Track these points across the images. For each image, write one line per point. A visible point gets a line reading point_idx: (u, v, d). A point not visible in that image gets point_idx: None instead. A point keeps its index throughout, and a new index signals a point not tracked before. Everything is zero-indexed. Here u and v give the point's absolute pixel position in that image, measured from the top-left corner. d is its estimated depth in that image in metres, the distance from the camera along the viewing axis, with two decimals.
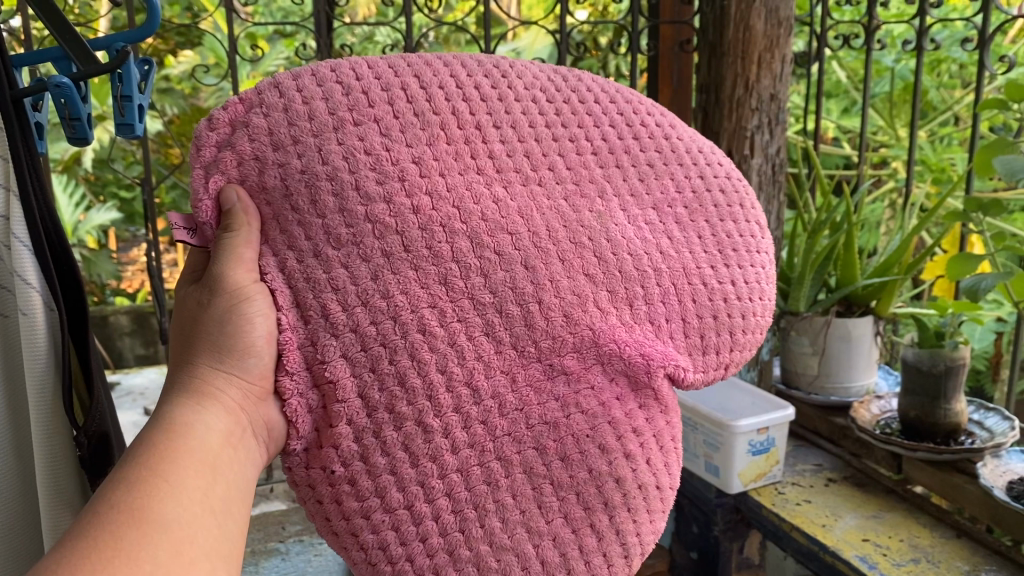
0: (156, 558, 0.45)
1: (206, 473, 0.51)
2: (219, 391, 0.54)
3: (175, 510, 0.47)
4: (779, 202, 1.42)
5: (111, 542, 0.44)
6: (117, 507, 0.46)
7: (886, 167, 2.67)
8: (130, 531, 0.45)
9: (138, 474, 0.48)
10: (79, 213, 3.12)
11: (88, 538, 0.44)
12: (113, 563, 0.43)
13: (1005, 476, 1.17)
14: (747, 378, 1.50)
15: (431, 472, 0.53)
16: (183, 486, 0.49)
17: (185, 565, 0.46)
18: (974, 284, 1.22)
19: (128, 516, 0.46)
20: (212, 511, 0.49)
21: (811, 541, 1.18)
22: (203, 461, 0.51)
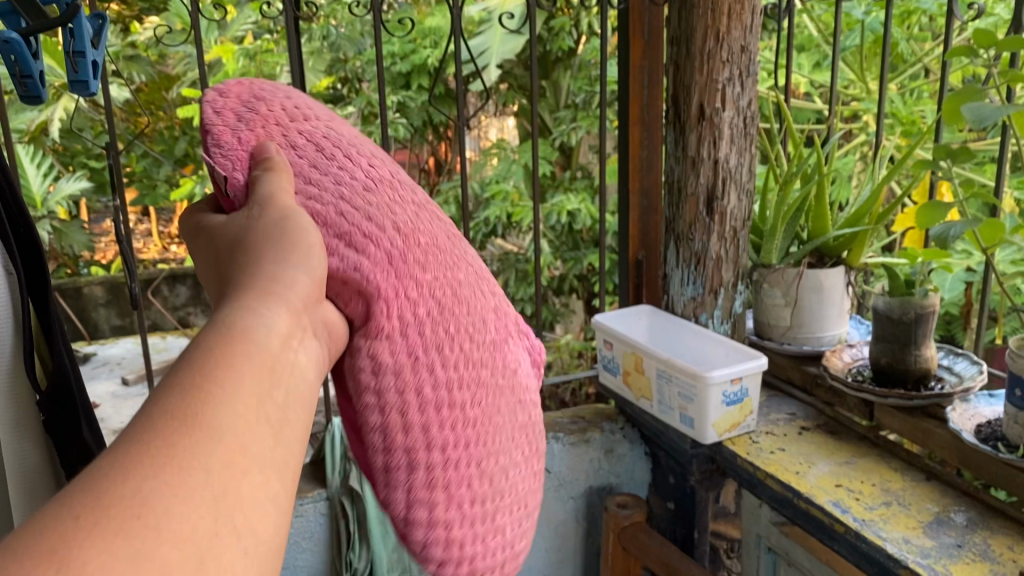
0: (210, 465, 0.35)
1: (264, 377, 0.39)
2: (277, 289, 0.43)
3: (230, 418, 0.37)
4: (751, 153, 1.42)
5: (161, 451, 0.34)
6: (168, 412, 0.36)
7: (857, 120, 2.69)
8: (177, 439, 0.35)
9: (189, 374, 0.38)
10: (48, 184, 3.06)
11: (135, 443, 0.34)
12: (163, 471, 0.34)
13: (973, 419, 1.19)
14: (721, 331, 1.51)
15: (479, 373, 0.50)
16: (240, 392, 0.38)
17: (240, 476, 0.36)
18: (944, 232, 1.23)
19: (181, 422, 0.35)
20: (269, 422, 0.38)
21: (786, 488, 1.20)
22: (266, 360, 0.40)
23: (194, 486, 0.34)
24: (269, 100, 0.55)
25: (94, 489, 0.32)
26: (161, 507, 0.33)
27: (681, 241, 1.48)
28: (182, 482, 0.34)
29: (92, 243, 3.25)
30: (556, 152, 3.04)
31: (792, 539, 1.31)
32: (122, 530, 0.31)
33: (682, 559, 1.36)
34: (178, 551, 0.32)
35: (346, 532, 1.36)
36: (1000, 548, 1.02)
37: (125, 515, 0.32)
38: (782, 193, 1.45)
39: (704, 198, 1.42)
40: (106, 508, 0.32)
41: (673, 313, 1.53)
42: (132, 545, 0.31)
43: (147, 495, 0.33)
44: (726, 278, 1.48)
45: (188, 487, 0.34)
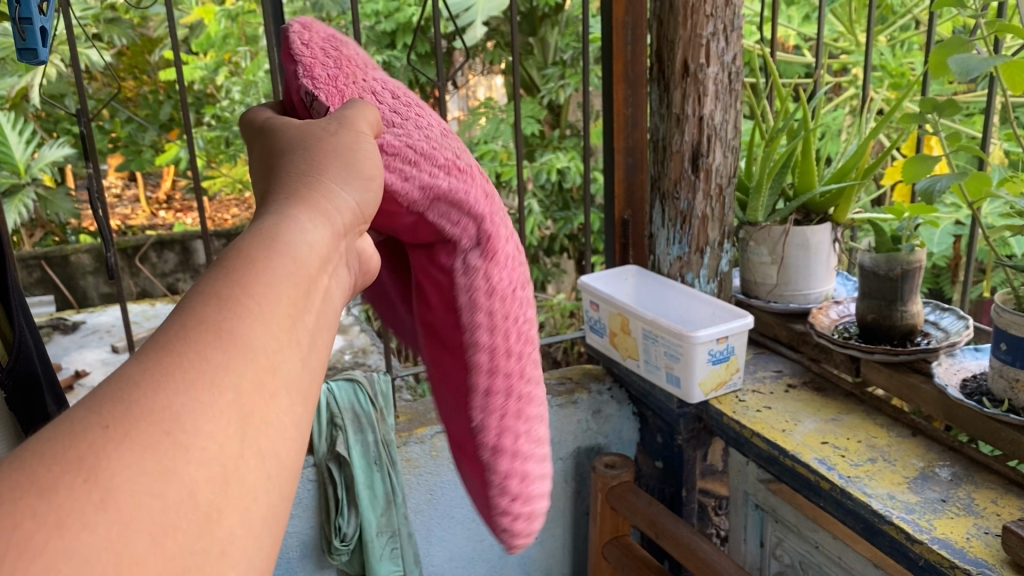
0: (240, 384, 0.34)
1: (299, 301, 0.39)
2: (313, 210, 0.43)
3: (263, 336, 0.36)
4: (736, 109, 1.40)
5: (187, 356, 0.33)
6: (200, 320, 0.35)
7: (847, 74, 2.66)
8: (213, 355, 0.34)
9: (226, 287, 0.37)
10: (32, 151, 3.01)
11: (161, 349, 0.33)
12: (201, 386, 0.33)
13: (959, 374, 1.19)
14: (708, 290, 1.51)
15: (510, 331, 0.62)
16: (275, 308, 0.37)
17: (267, 398, 0.35)
18: (930, 186, 1.21)
19: (211, 332, 0.35)
20: (297, 343, 0.38)
21: (773, 446, 1.19)
22: (302, 278, 0.39)
23: (224, 405, 0.33)
24: (331, 45, 0.60)
25: (124, 399, 0.31)
26: (190, 422, 0.32)
27: (667, 200, 1.46)
28: (214, 397, 0.33)
29: (78, 209, 3.21)
30: (545, 111, 3.01)
31: (780, 497, 1.31)
32: (152, 445, 0.31)
33: (670, 518, 1.37)
34: (203, 469, 0.31)
35: (334, 499, 1.36)
36: (983, 502, 1.02)
37: (154, 431, 0.31)
38: (768, 149, 1.44)
39: (689, 155, 1.40)
40: (135, 418, 0.31)
41: (660, 272, 1.52)
42: (159, 460, 0.30)
43: (179, 408, 0.32)
44: (712, 237, 1.46)
45: (219, 405, 0.33)
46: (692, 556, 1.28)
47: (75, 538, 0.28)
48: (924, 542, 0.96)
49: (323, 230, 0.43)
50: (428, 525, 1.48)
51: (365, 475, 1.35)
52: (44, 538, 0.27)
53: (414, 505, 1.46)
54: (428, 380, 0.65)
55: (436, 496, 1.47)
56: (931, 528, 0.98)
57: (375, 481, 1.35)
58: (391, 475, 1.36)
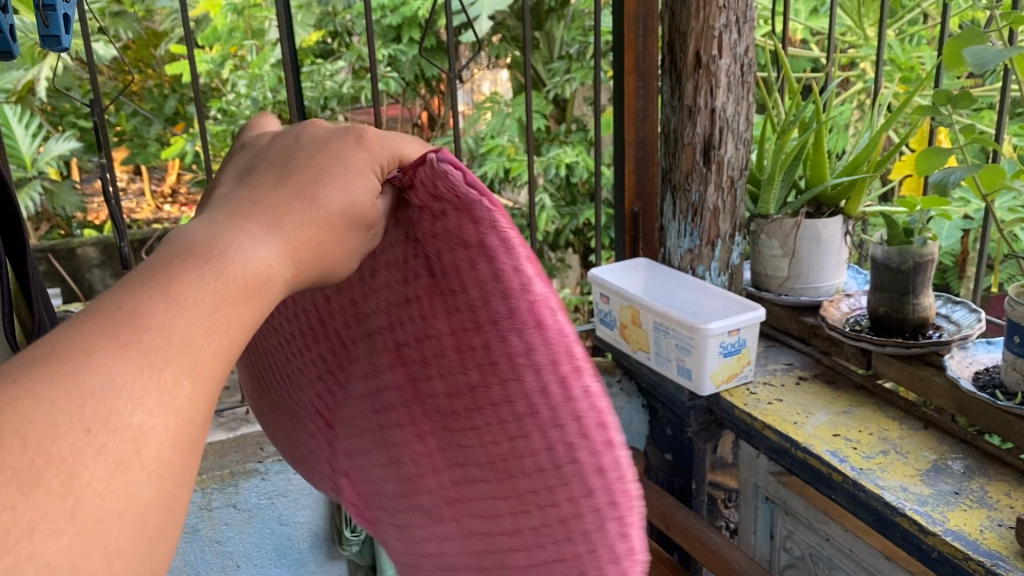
0: (196, 417, 0.39)
1: (248, 321, 0.44)
2: (290, 229, 0.48)
3: (220, 370, 0.41)
4: (748, 102, 1.40)
5: (142, 359, 0.38)
6: (158, 332, 0.39)
7: (855, 68, 2.66)
8: (182, 380, 0.38)
9: (207, 304, 0.41)
10: (37, 145, 3.01)
11: (117, 348, 0.37)
12: (169, 411, 0.37)
13: (971, 367, 1.19)
14: (718, 283, 1.51)
15: (322, 438, 0.76)
16: (231, 334, 0.42)
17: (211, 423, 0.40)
18: (943, 178, 1.21)
19: (172, 350, 0.39)
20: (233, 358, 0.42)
21: (784, 438, 1.19)
22: (261, 295, 0.45)
23: (183, 434, 0.38)
24: (461, 214, 0.62)
25: (104, 404, 0.35)
26: (154, 446, 0.36)
27: (678, 193, 1.46)
28: (175, 420, 0.37)
29: (84, 203, 3.22)
30: (551, 105, 3.01)
31: (791, 490, 1.32)
32: (121, 463, 0.35)
33: (680, 510, 1.37)
34: (156, 493, 0.36)
35: None
36: (997, 494, 1.02)
37: (125, 450, 0.35)
38: (779, 142, 1.44)
39: (701, 147, 1.40)
40: (109, 433, 0.35)
41: (670, 265, 1.52)
42: (126, 479, 0.35)
43: (143, 424, 0.36)
44: (723, 230, 1.46)
45: (177, 428, 0.37)
46: (703, 547, 1.28)
47: (42, 543, 0.32)
48: (936, 534, 0.95)
49: (295, 251, 0.48)
50: None
51: None
52: (18, 537, 0.31)
53: None
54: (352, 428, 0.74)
55: None
56: (944, 520, 0.98)
57: None
58: None
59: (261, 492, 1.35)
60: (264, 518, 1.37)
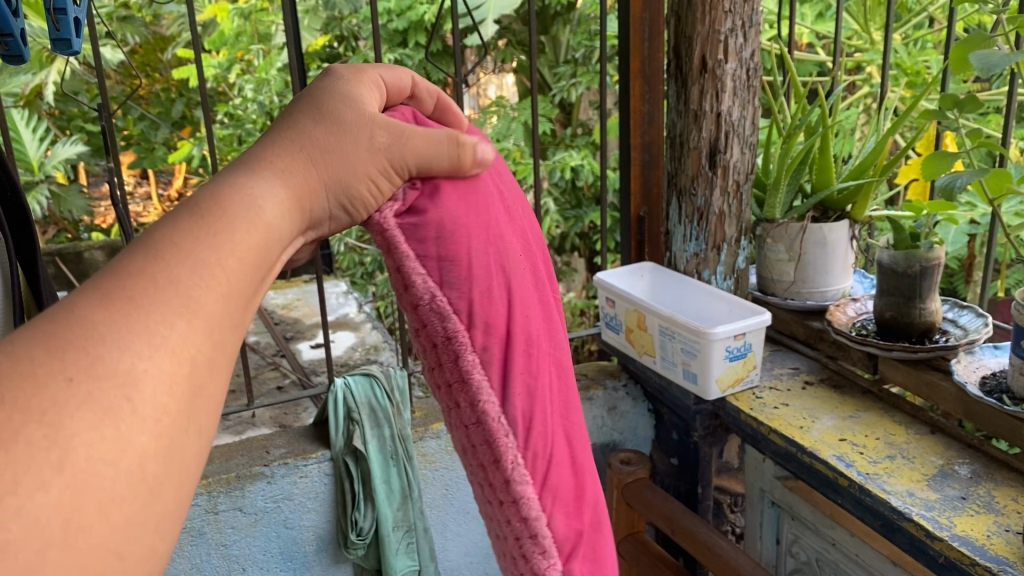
0: (194, 360, 0.37)
1: (249, 257, 0.43)
2: (281, 173, 0.51)
3: (220, 309, 0.40)
4: (754, 106, 1.40)
5: (130, 298, 0.37)
6: (142, 273, 0.38)
7: (861, 72, 2.67)
8: (178, 320, 0.38)
9: (201, 244, 0.41)
10: (44, 149, 3.02)
11: (103, 290, 0.37)
12: (165, 355, 0.36)
13: (978, 371, 1.18)
14: (724, 287, 1.51)
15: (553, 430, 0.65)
16: (222, 260, 0.42)
17: (211, 375, 0.39)
18: (949, 183, 1.21)
19: (157, 286, 0.38)
20: (232, 290, 0.41)
21: (790, 443, 1.19)
22: (259, 233, 0.45)
23: (181, 377, 0.37)
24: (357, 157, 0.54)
25: (86, 352, 0.34)
26: (149, 389, 0.35)
27: (684, 197, 1.46)
28: (171, 366, 0.36)
29: (91, 207, 3.22)
30: (557, 109, 3.01)
31: (796, 494, 1.31)
32: (110, 409, 0.33)
33: (685, 514, 1.37)
34: (154, 442, 0.35)
35: (351, 492, 1.38)
36: (1005, 500, 1.02)
37: (115, 397, 0.34)
38: (786, 146, 1.44)
39: (706, 151, 1.40)
40: (99, 378, 0.34)
41: (676, 269, 1.52)
42: (116, 427, 0.33)
43: (142, 369, 0.35)
44: (729, 234, 1.46)
45: (176, 373, 0.36)
46: (708, 552, 1.28)
47: (27, 499, 0.30)
48: (944, 539, 0.95)
49: (289, 191, 0.50)
50: (443, 520, 1.50)
51: (383, 471, 1.37)
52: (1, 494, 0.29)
53: (430, 500, 1.48)
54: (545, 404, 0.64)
55: (451, 491, 1.50)
56: (951, 525, 0.97)
57: (392, 477, 1.37)
58: (407, 471, 1.38)
59: (266, 495, 1.35)
60: (271, 522, 1.37)
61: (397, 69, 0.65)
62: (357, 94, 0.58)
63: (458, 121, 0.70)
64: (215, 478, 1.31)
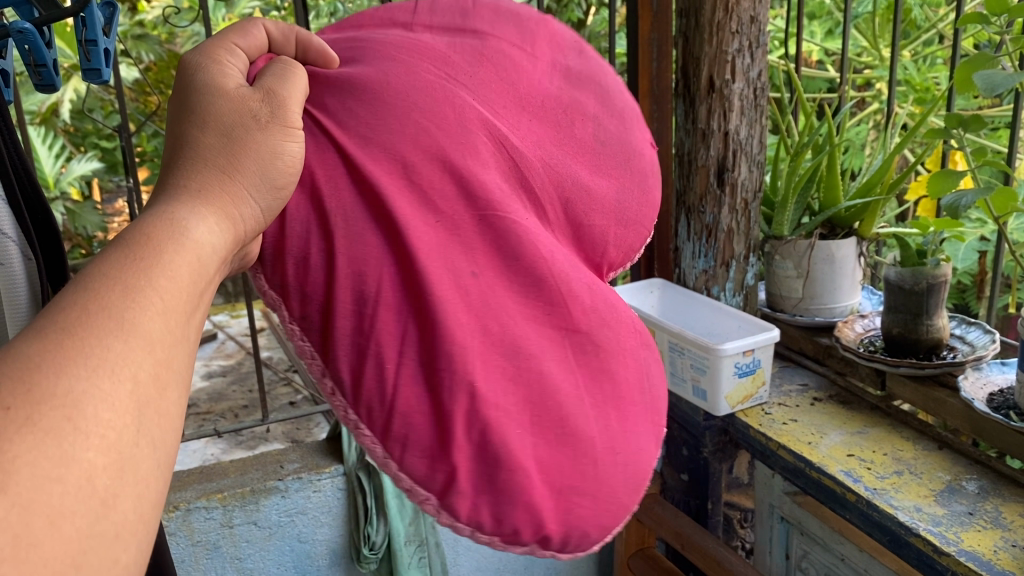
0: (138, 375, 0.37)
1: (190, 281, 0.43)
2: (198, 186, 0.47)
3: (160, 330, 0.39)
4: (762, 124, 1.42)
5: (63, 328, 0.36)
6: (75, 306, 0.38)
7: (870, 88, 2.69)
8: (113, 342, 0.37)
9: (126, 273, 0.40)
10: (60, 165, 3.06)
11: (39, 327, 0.37)
12: (107, 375, 0.36)
13: (986, 388, 1.19)
14: (733, 303, 1.52)
15: (610, 326, 0.56)
16: (156, 288, 0.41)
17: (161, 389, 0.38)
18: (955, 201, 1.22)
19: (91, 315, 0.38)
20: (174, 311, 0.41)
21: (798, 458, 1.20)
22: (198, 260, 0.43)
23: (123, 394, 0.36)
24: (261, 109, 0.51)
25: (25, 380, 0.34)
26: (92, 408, 0.35)
27: (692, 214, 1.48)
28: (113, 386, 0.36)
29: (106, 223, 3.25)
30: None
31: (805, 510, 1.32)
32: (52, 431, 0.33)
33: (695, 529, 1.38)
34: (102, 456, 0.35)
35: (363, 507, 1.39)
36: (1011, 515, 1.03)
37: (57, 416, 0.34)
38: (793, 164, 1.45)
39: (715, 169, 1.42)
40: (39, 402, 0.34)
41: (685, 285, 1.54)
42: (61, 446, 0.33)
43: (82, 391, 0.35)
44: (737, 251, 1.48)
45: (117, 391, 0.36)
46: (716, 566, 1.30)
47: None
48: (951, 554, 0.96)
49: (213, 208, 0.46)
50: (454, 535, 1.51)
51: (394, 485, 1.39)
52: None
53: None
54: (587, 290, 0.55)
55: None
56: (958, 540, 0.98)
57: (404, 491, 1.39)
58: None
59: (280, 509, 1.37)
60: (285, 535, 1.38)
61: (249, 28, 0.55)
62: (223, 79, 0.51)
63: (326, 59, 0.56)
64: (230, 492, 1.33)
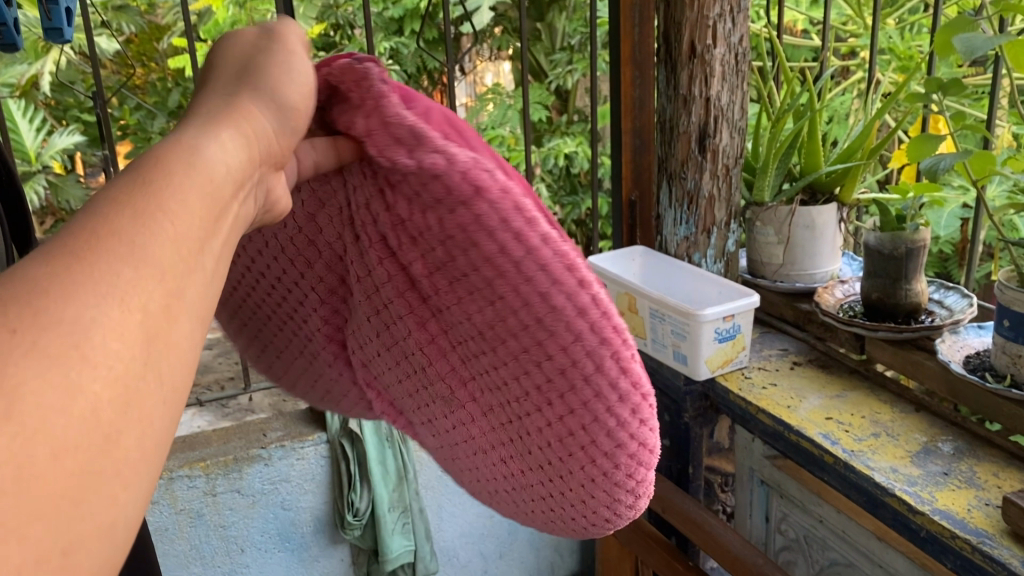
0: (148, 307, 0.34)
1: (200, 211, 0.39)
2: (214, 121, 0.45)
3: (173, 260, 0.36)
4: (743, 91, 1.42)
5: (71, 253, 0.33)
6: (82, 229, 0.34)
7: (855, 58, 2.68)
8: (125, 269, 0.34)
9: (138, 196, 0.37)
10: (41, 139, 3.02)
11: (44, 252, 0.33)
12: (116, 304, 0.33)
13: (962, 351, 1.21)
14: (714, 270, 1.53)
15: None
16: (171, 216, 0.37)
17: (171, 322, 0.35)
18: (933, 165, 1.22)
19: (99, 238, 0.34)
20: (188, 242, 0.37)
21: (778, 422, 1.21)
22: (207, 189, 0.40)
23: (132, 325, 0.33)
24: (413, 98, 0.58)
25: (31, 304, 0.31)
26: (100, 339, 0.31)
27: (674, 181, 1.48)
28: (124, 317, 0.33)
29: (90, 196, 3.22)
30: (553, 97, 3.03)
31: (785, 473, 1.34)
32: (62, 360, 0.30)
33: (678, 493, 1.40)
34: (108, 389, 0.31)
35: (347, 474, 1.40)
36: (985, 474, 1.04)
37: (65, 345, 0.30)
38: (774, 130, 1.46)
39: (696, 135, 1.42)
40: (45, 329, 0.30)
41: (667, 253, 1.54)
42: (69, 377, 0.30)
43: (90, 320, 0.31)
44: (719, 217, 1.48)
45: (127, 323, 0.33)
46: (699, 529, 1.31)
47: None
48: (924, 513, 0.98)
49: (225, 145, 0.44)
50: (438, 501, 1.53)
51: (378, 451, 1.38)
52: None
53: (425, 481, 1.51)
54: None
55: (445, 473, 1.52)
56: (933, 499, 1.00)
57: (387, 457, 1.39)
58: (402, 452, 1.40)
59: (263, 477, 1.37)
60: (269, 503, 1.39)
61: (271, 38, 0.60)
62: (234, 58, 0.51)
63: None
64: (212, 461, 1.33)
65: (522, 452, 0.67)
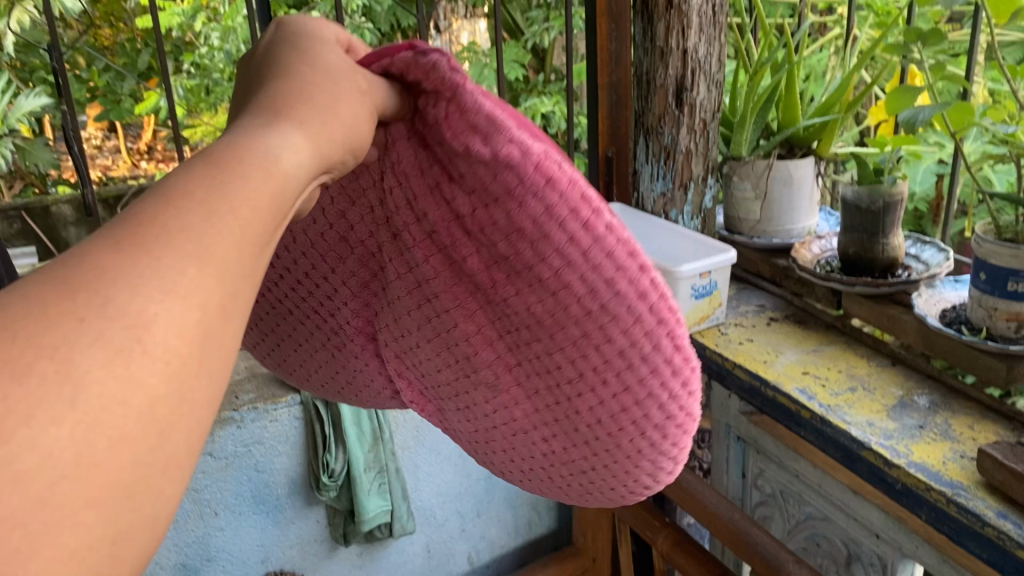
0: (207, 307, 0.33)
1: (264, 207, 0.38)
2: (302, 111, 0.42)
3: (233, 259, 0.35)
4: (720, 42, 1.39)
5: (136, 246, 0.32)
6: (147, 221, 0.34)
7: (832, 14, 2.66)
8: (188, 267, 0.33)
9: (203, 191, 0.36)
10: (6, 101, 2.92)
11: (111, 241, 0.32)
12: (178, 300, 0.32)
13: (939, 305, 1.20)
14: (691, 227, 1.52)
15: None
16: (234, 214, 0.36)
17: (226, 323, 0.34)
18: (911, 117, 1.20)
19: (160, 232, 0.33)
20: (250, 242, 0.36)
21: (754, 377, 1.21)
22: (275, 185, 0.39)
23: (192, 324, 0.32)
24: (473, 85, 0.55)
25: (96, 294, 0.30)
26: (159, 335, 0.31)
27: (651, 135, 1.45)
28: (182, 314, 0.32)
29: (59, 160, 3.12)
30: (530, 55, 2.98)
31: (761, 429, 1.33)
32: (120, 351, 0.30)
33: None
34: (165, 383, 0.31)
35: (321, 435, 1.38)
36: (961, 427, 1.04)
37: (124, 337, 0.30)
38: (752, 83, 1.43)
39: (673, 89, 1.40)
40: (106, 322, 0.30)
41: (643, 209, 1.53)
42: (128, 368, 0.30)
43: (148, 315, 0.31)
44: (695, 172, 1.46)
45: (186, 321, 0.32)
46: (675, 484, 1.31)
47: (42, 432, 0.27)
48: (901, 466, 0.97)
49: (300, 141, 0.41)
50: (415, 462, 1.52)
51: (353, 412, 1.37)
52: (13, 426, 0.27)
53: (402, 442, 1.50)
54: None
55: (421, 433, 1.51)
56: (908, 452, 1.00)
57: (362, 419, 1.38)
58: (378, 413, 1.39)
59: (236, 440, 1.36)
60: (242, 465, 1.38)
61: None
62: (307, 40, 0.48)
63: None
64: None
65: (567, 430, 0.67)
